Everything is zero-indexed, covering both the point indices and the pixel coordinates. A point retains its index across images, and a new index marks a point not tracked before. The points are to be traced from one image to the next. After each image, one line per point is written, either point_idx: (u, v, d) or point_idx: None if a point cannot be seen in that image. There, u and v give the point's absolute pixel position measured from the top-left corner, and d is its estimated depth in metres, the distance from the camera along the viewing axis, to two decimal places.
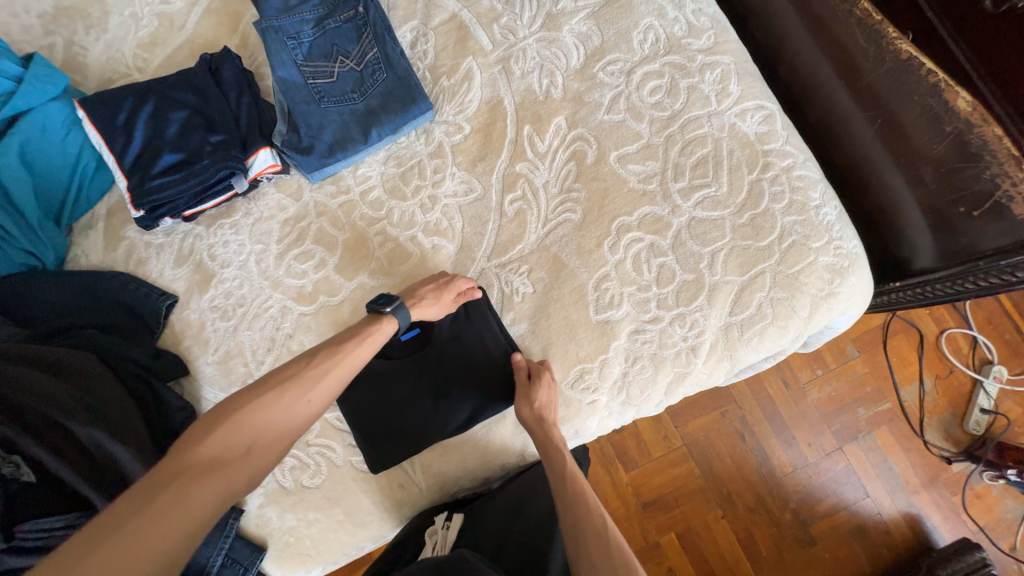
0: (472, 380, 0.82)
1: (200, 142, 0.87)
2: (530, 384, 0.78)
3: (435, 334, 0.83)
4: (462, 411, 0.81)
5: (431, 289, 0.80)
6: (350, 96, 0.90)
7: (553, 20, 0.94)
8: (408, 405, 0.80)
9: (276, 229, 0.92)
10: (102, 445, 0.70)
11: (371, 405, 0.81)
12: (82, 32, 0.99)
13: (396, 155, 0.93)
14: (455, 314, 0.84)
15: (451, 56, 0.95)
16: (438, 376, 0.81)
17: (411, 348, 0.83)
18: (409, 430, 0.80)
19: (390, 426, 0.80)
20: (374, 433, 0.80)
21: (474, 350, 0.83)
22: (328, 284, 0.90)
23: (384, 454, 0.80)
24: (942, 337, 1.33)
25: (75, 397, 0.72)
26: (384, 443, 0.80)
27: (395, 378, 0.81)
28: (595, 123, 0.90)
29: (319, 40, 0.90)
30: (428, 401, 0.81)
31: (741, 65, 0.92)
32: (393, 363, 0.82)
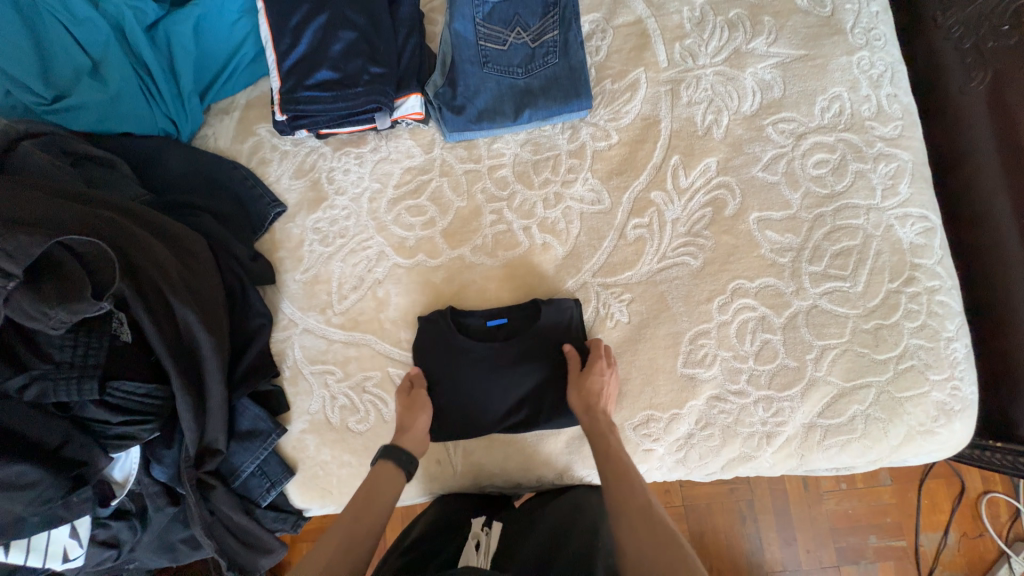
0: (543, 385, 0.81)
1: (359, 69, 0.86)
2: (582, 373, 0.78)
3: (519, 328, 0.84)
4: (523, 411, 0.81)
5: (400, 401, 0.79)
6: (514, 70, 0.87)
7: (738, 58, 0.89)
8: (477, 388, 0.81)
9: (397, 174, 0.92)
10: (191, 328, 0.70)
11: (441, 375, 0.82)
12: None
13: (535, 141, 0.91)
14: (550, 319, 0.82)
15: (623, 60, 0.91)
16: (513, 370, 0.81)
17: (494, 335, 0.83)
18: (469, 412, 0.81)
19: (452, 402, 0.81)
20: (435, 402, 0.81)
21: (555, 359, 0.82)
22: (430, 244, 0.89)
23: (440, 426, 0.80)
24: (984, 497, 1.19)
25: (181, 274, 0.72)
26: (442, 416, 0.81)
27: (471, 359, 0.81)
28: (746, 177, 0.86)
29: (503, 5, 0.88)
30: (497, 391, 0.81)
31: (919, 166, 0.85)
32: (476, 343, 0.82)
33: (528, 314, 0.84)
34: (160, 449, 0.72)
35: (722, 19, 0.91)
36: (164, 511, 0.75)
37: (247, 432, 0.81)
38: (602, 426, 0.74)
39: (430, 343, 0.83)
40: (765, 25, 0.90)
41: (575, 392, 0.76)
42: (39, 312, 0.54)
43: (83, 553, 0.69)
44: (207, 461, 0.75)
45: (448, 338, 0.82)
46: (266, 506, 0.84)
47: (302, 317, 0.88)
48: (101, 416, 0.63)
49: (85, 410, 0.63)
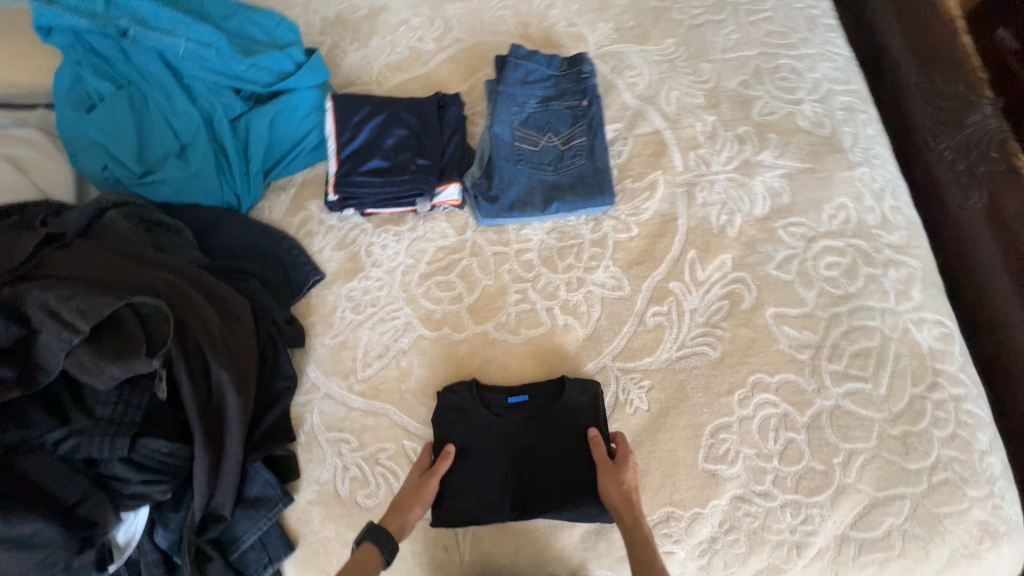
0: (564, 468, 0.79)
1: (407, 160, 0.98)
2: (616, 464, 0.75)
3: (541, 408, 0.83)
4: (539, 496, 0.78)
5: (411, 478, 0.77)
6: (545, 167, 0.97)
7: (748, 168, 0.98)
8: (495, 466, 0.80)
9: (430, 252, 0.99)
10: (222, 388, 0.73)
11: (462, 449, 0.81)
12: (348, 42, 1.24)
13: (561, 230, 0.98)
14: (573, 400, 0.82)
15: (642, 164, 1.02)
16: (533, 448, 0.81)
17: (515, 414, 0.83)
18: (486, 492, 0.78)
19: (468, 478, 0.79)
20: (451, 477, 0.79)
21: (577, 440, 0.80)
22: (456, 319, 0.93)
23: (455, 504, 0.78)
24: None
25: (222, 334, 0.77)
26: (457, 493, 0.79)
27: (493, 435, 0.81)
28: (761, 274, 0.90)
29: (538, 114, 0.99)
30: (512, 471, 0.80)
31: (928, 274, 0.89)
32: (495, 421, 0.82)
33: (553, 391, 0.84)
34: (168, 513, 0.71)
35: (732, 134, 1.02)
36: None
37: (254, 499, 0.80)
38: (639, 529, 0.69)
39: (451, 413, 0.83)
40: (771, 141, 1.00)
41: (612, 487, 0.73)
42: (94, 367, 0.59)
43: None
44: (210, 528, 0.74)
45: (469, 412, 0.83)
46: None
47: (326, 382, 0.90)
48: (123, 474, 0.64)
49: (110, 468, 0.64)
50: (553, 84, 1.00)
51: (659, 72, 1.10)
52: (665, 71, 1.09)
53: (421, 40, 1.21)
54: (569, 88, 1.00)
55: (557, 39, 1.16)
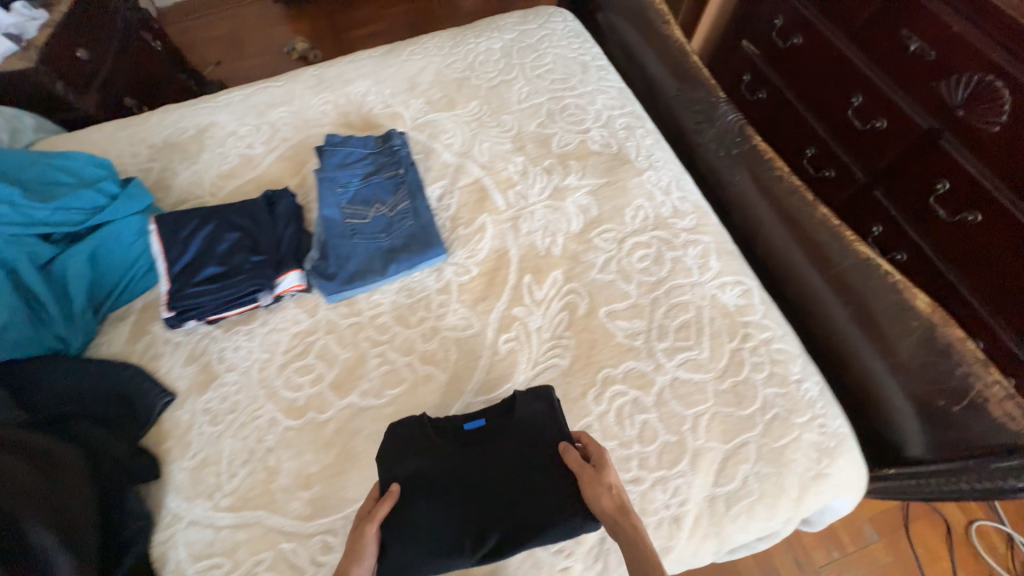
0: (532, 487, 0.75)
1: (242, 260, 1.00)
2: (595, 469, 0.72)
3: (494, 429, 0.83)
4: (504, 524, 0.73)
5: (356, 528, 0.72)
6: (378, 236, 1.03)
7: (559, 194, 1.12)
8: (455, 501, 0.75)
9: (285, 341, 1.00)
10: (48, 554, 0.67)
11: (414, 492, 0.76)
12: (178, 162, 1.27)
13: (408, 287, 1.04)
14: (526, 411, 0.83)
15: (470, 211, 1.12)
16: (494, 472, 0.77)
17: (470, 439, 0.82)
18: (444, 533, 0.73)
19: (422, 522, 0.73)
20: (406, 527, 0.73)
21: (547, 454, 0.78)
22: (319, 400, 0.92)
23: (409, 556, 0.71)
24: (972, 529, 1.28)
25: (45, 494, 0.71)
26: (412, 542, 0.72)
27: (445, 467, 0.78)
28: (588, 280, 1.00)
29: (362, 189, 1.07)
30: (472, 505, 0.74)
31: (720, 244, 1.04)
32: (450, 450, 0.80)
33: (507, 410, 0.85)
34: None
35: (540, 168, 1.16)
36: None
37: None
38: (635, 533, 0.65)
39: (404, 451, 0.81)
40: (573, 166, 1.15)
41: (596, 490, 0.70)
42: None
43: None
44: None
45: (424, 445, 0.81)
46: None
47: (188, 507, 0.84)
48: None
49: None
50: (371, 161, 1.10)
51: (470, 130, 1.24)
52: (475, 128, 1.24)
53: (250, 146, 1.27)
54: (385, 161, 1.10)
55: (376, 120, 1.28)
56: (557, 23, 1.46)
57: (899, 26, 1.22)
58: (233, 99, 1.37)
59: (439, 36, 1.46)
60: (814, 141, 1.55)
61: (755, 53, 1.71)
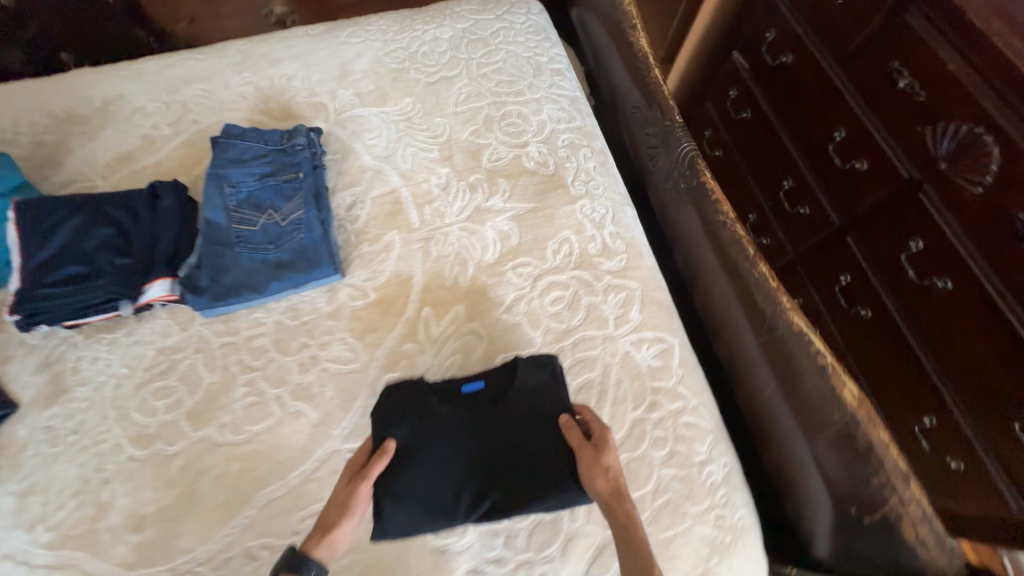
0: (529, 456, 0.73)
1: (106, 261, 0.89)
2: (593, 448, 0.69)
3: (495, 394, 0.79)
4: (498, 492, 0.71)
5: (344, 483, 0.69)
6: (263, 247, 0.92)
7: (478, 215, 1.00)
8: (450, 461, 0.73)
9: (149, 356, 0.89)
10: None
11: (406, 451, 0.73)
12: (76, 136, 1.15)
13: (294, 307, 0.93)
14: (531, 379, 0.78)
15: (379, 226, 1.00)
16: (493, 440, 0.74)
17: (469, 401, 0.78)
18: (437, 492, 0.71)
19: (410, 484, 0.71)
20: (398, 486, 0.71)
21: (547, 428, 0.74)
22: (171, 430, 0.83)
23: (400, 513, 0.70)
24: None
25: None
26: (402, 500, 0.70)
27: (437, 429, 0.74)
28: (492, 321, 0.90)
29: (255, 191, 0.95)
30: (466, 470, 0.72)
31: (648, 292, 0.92)
32: (448, 411, 0.76)
33: (506, 377, 0.80)
34: None
35: (464, 183, 1.03)
36: None
37: None
38: (626, 520, 0.62)
39: (394, 409, 0.76)
40: (500, 185, 1.03)
41: (593, 471, 0.67)
42: None
43: None
44: None
45: (416, 405, 0.77)
46: None
47: (6, 538, 0.76)
48: None
49: None
50: (271, 159, 0.98)
51: (396, 130, 1.11)
52: (402, 129, 1.11)
53: (156, 126, 1.14)
54: (285, 161, 0.98)
55: (297, 109, 1.15)
56: (518, 14, 1.30)
57: (892, 57, 1.07)
58: (147, 69, 1.24)
59: (385, 16, 1.31)
60: (792, 172, 1.39)
61: (742, 65, 1.52)
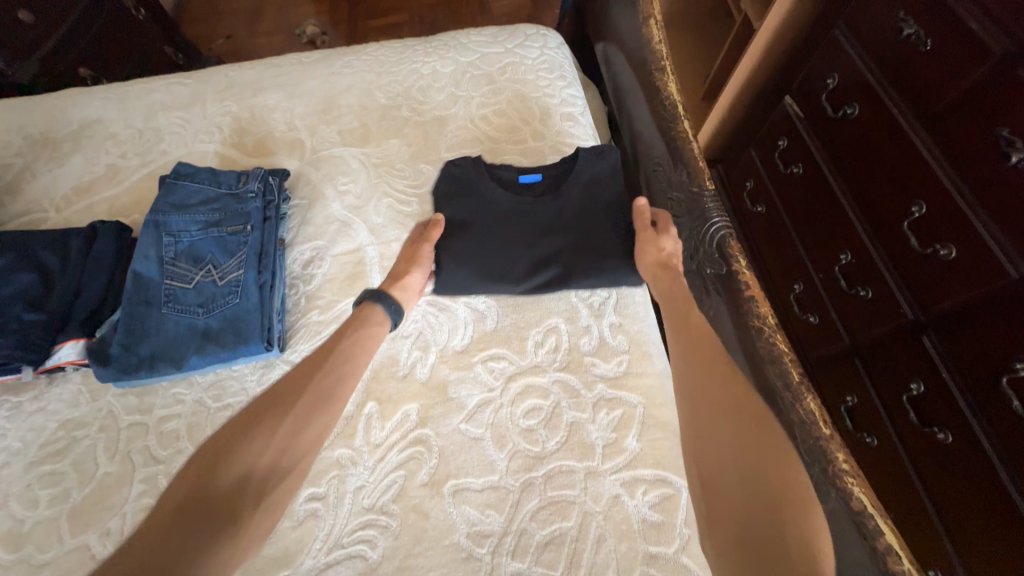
0: (583, 229, 0.81)
1: (15, 314, 0.77)
2: (652, 232, 0.79)
3: (553, 186, 0.85)
4: (557, 262, 0.79)
5: (409, 247, 0.82)
6: (193, 311, 0.79)
7: (451, 283, 0.80)
8: (512, 229, 0.81)
9: (47, 430, 0.76)
10: None
11: (471, 222, 0.82)
12: (43, 161, 1.07)
13: (221, 384, 0.78)
14: (588, 169, 0.85)
15: (335, 289, 0.85)
16: (552, 219, 0.81)
17: (527, 191, 0.85)
18: (498, 256, 0.79)
19: (468, 251, 0.80)
20: (461, 248, 0.80)
21: (599, 211, 0.82)
22: (45, 532, 0.68)
23: (461, 269, 0.79)
24: None
25: None
26: (466, 260, 0.80)
27: (498, 211, 0.82)
28: (447, 430, 0.72)
29: (194, 243, 0.83)
30: (524, 244, 0.80)
31: (651, 411, 0.72)
32: (507, 198, 0.83)
33: (565, 170, 0.86)
34: None
35: None
36: None
37: None
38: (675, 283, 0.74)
39: (458, 189, 0.85)
40: None
41: (649, 246, 0.77)
42: None
43: None
44: None
45: (479, 188, 0.84)
46: None
47: None
48: None
49: None
50: (219, 207, 0.86)
51: (375, 175, 0.96)
52: (382, 175, 0.96)
53: (123, 155, 1.05)
54: (234, 209, 0.86)
55: (273, 146, 1.03)
56: (532, 47, 1.13)
57: (998, 120, 0.81)
58: (131, 92, 1.16)
59: (386, 44, 1.17)
60: (850, 244, 1.12)
61: (795, 113, 1.27)
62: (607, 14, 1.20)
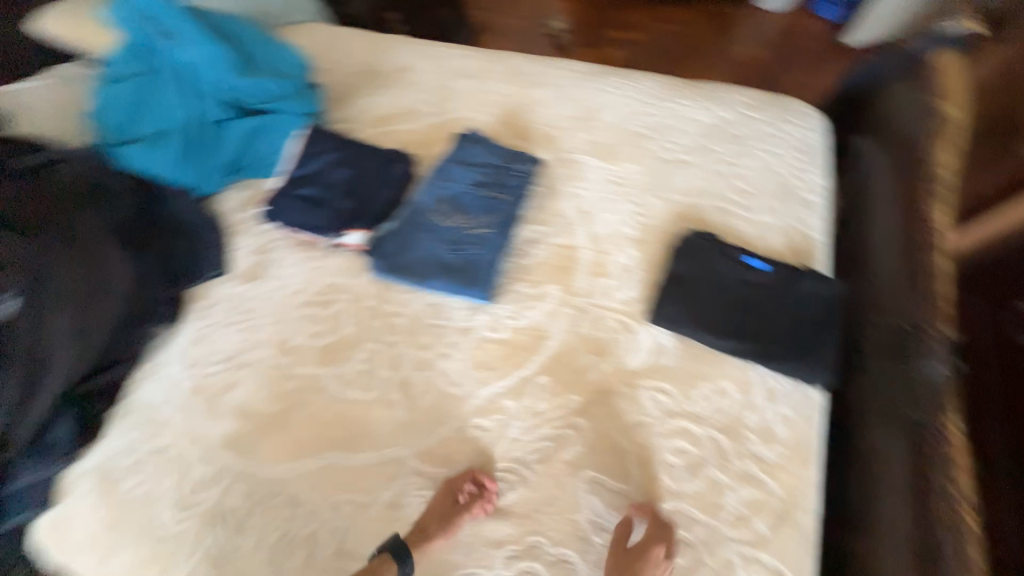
0: (788, 330, 0.86)
1: (334, 198, 1.07)
2: (629, 553, 0.70)
3: (777, 279, 0.90)
4: (757, 343, 0.85)
5: (448, 503, 0.77)
6: (443, 244, 0.99)
7: (659, 315, 0.89)
8: (726, 300, 0.89)
9: (319, 284, 1.04)
10: (57, 342, 0.86)
11: (692, 278, 0.91)
12: (367, 87, 1.39)
13: (438, 307, 0.98)
14: (813, 284, 0.89)
15: (544, 272, 0.99)
16: (763, 309, 0.87)
17: (751, 274, 0.91)
18: (707, 314, 0.88)
19: (683, 300, 0.90)
20: (676, 295, 0.90)
21: (809, 322, 0.86)
22: (302, 354, 0.95)
23: (672, 311, 0.89)
24: None
25: (81, 299, 0.90)
26: (679, 305, 0.89)
27: (719, 280, 0.91)
28: (598, 429, 0.82)
29: (461, 193, 1.03)
30: (733, 315, 0.87)
31: (788, 509, 0.75)
32: (730, 272, 0.91)
33: (792, 273, 0.90)
34: None
35: (644, 275, 0.96)
36: None
37: (46, 446, 0.85)
38: None
39: (690, 251, 0.94)
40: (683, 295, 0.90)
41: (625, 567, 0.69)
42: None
43: None
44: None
45: (707, 254, 0.93)
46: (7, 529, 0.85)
47: (170, 365, 0.96)
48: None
49: None
50: (487, 173, 1.05)
51: (607, 192, 1.08)
52: (614, 192, 1.08)
53: (421, 103, 1.32)
54: (499, 180, 1.04)
55: (532, 134, 1.21)
56: (795, 125, 1.15)
57: None
58: (441, 54, 1.44)
59: (655, 78, 1.28)
60: None
61: None
62: (886, 102, 1.12)
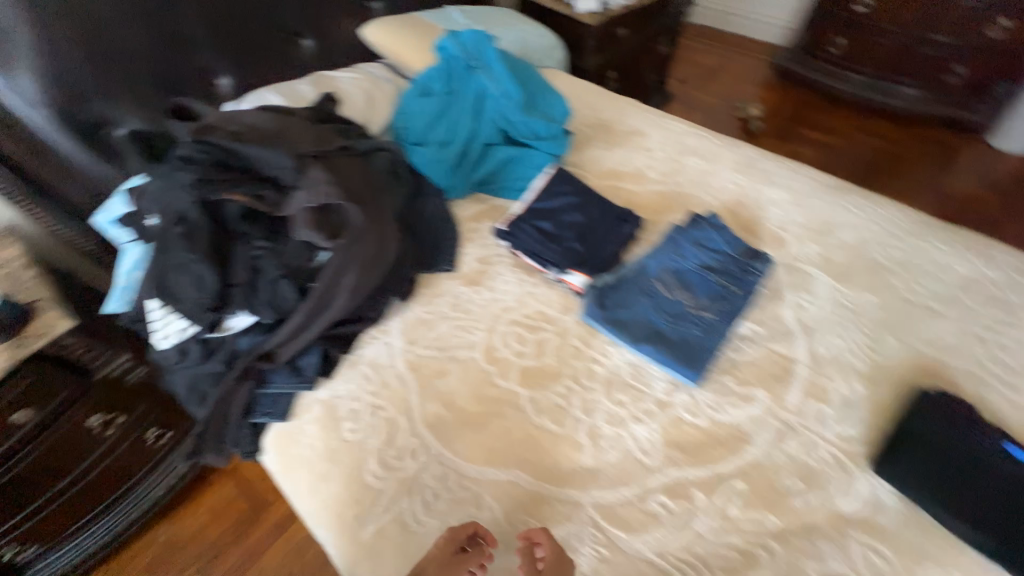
0: None
1: (565, 237, 1.16)
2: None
3: None
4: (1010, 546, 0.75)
5: (445, 550, 0.78)
6: (662, 314, 1.03)
7: (885, 468, 0.84)
8: (973, 481, 0.80)
9: (530, 309, 1.13)
10: (333, 293, 0.99)
11: (934, 442, 0.84)
12: (599, 141, 1.51)
13: (639, 369, 1.01)
14: None
15: (755, 374, 0.97)
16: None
17: (1012, 465, 0.81)
18: (946, 488, 0.81)
19: (918, 462, 0.83)
20: (911, 454, 0.84)
21: None
22: (505, 368, 1.04)
23: (903, 470, 0.83)
24: None
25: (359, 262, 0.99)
26: (913, 466, 0.83)
27: (968, 456, 0.82)
28: (795, 563, 0.78)
29: (690, 272, 1.07)
30: (980, 502, 0.79)
31: None
32: (985, 454, 0.82)
33: None
34: (257, 332, 1.00)
35: (869, 417, 0.91)
36: (216, 365, 0.98)
37: (298, 368, 1.03)
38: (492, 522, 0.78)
39: (937, 412, 0.87)
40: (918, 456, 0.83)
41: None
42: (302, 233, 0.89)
43: (170, 341, 0.96)
44: (262, 364, 1.00)
45: (957, 423, 0.85)
46: (249, 424, 1.01)
47: (395, 335, 1.11)
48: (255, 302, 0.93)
49: (256, 288, 0.94)
50: (723, 261, 1.08)
51: (837, 313, 1.04)
52: (844, 316, 1.04)
53: (649, 169, 1.41)
54: (731, 271, 1.06)
55: (759, 230, 1.21)
56: None
57: None
58: (674, 129, 1.53)
59: (906, 211, 1.22)
60: None
61: None
62: None
